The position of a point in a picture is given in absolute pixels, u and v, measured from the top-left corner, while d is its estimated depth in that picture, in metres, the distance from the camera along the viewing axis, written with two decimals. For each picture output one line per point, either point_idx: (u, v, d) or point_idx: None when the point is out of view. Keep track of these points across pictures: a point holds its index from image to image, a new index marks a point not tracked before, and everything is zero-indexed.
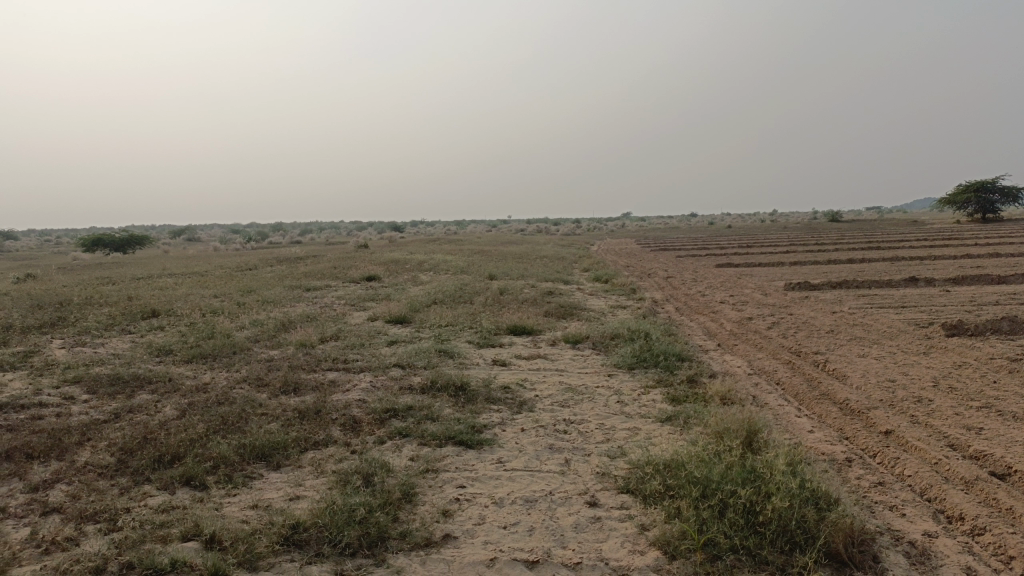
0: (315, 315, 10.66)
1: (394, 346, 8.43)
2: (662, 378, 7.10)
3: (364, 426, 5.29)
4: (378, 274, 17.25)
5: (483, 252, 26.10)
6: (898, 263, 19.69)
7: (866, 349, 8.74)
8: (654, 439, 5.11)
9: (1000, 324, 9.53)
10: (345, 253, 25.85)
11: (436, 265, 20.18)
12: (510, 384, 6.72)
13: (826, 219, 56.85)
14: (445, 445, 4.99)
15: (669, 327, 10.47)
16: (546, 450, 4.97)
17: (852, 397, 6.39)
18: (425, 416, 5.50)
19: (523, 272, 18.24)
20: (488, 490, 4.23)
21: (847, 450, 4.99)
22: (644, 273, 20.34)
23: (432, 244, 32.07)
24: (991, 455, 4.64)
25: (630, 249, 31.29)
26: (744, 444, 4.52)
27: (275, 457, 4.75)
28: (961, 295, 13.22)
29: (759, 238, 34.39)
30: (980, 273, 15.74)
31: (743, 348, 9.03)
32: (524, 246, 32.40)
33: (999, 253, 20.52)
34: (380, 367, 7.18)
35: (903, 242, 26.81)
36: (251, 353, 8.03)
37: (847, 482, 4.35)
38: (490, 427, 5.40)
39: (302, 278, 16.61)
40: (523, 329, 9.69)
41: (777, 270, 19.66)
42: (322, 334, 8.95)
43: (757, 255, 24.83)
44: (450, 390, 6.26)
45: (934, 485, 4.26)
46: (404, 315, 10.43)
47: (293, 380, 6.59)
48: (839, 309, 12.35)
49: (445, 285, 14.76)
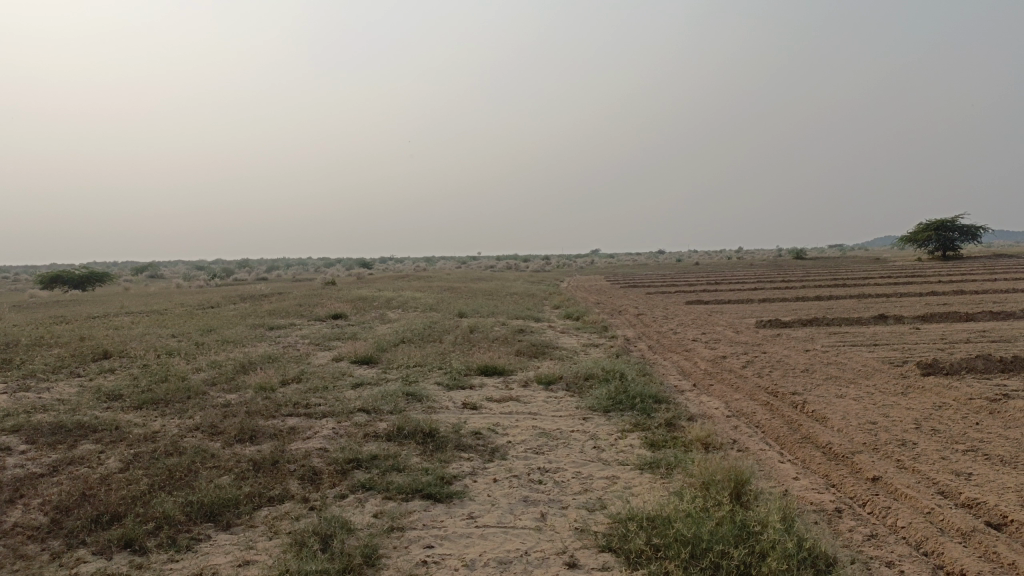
0: (277, 355, 10.24)
1: (359, 389, 8.07)
2: (639, 421, 6.83)
3: (324, 479, 4.93)
4: (344, 311, 16.85)
5: (452, 289, 25.80)
6: (865, 300, 19.80)
7: (844, 389, 8.58)
8: (634, 490, 4.81)
9: (974, 363, 9.46)
10: (312, 290, 25.39)
11: (404, 302, 19.79)
12: (481, 430, 6.40)
13: (791, 255, 57.75)
14: (411, 499, 4.64)
15: (644, 366, 10.24)
16: (520, 503, 4.64)
17: (835, 441, 6.17)
18: (390, 466, 5.15)
19: (493, 309, 17.95)
20: (458, 551, 3.90)
21: (836, 499, 4.74)
22: (615, 310, 20.18)
23: (401, 281, 31.75)
24: (985, 504, 4.42)
25: (600, 286, 31.19)
26: (731, 497, 4.25)
27: (226, 516, 4.37)
28: (932, 333, 13.21)
29: (726, 275, 34.60)
30: (947, 311, 15.83)
31: (719, 388, 8.82)
32: (493, 282, 32.20)
33: (964, 290, 20.80)
34: (344, 412, 6.82)
35: (868, 279, 27.08)
36: (207, 398, 7.60)
37: (840, 535, 4.09)
38: (460, 478, 5.06)
39: (265, 316, 16.13)
40: (494, 370, 9.37)
41: (747, 308, 19.63)
42: (284, 377, 8.55)
43: (726, 292, 24.90)
44: (418, 437, 5.92)
45: (930, 537, 4.01)
46: (370, 355, 10.06)
47: (250, 428, 6.20)
48: (813, 347, 12.24)
49: (413, 323, 14.42)
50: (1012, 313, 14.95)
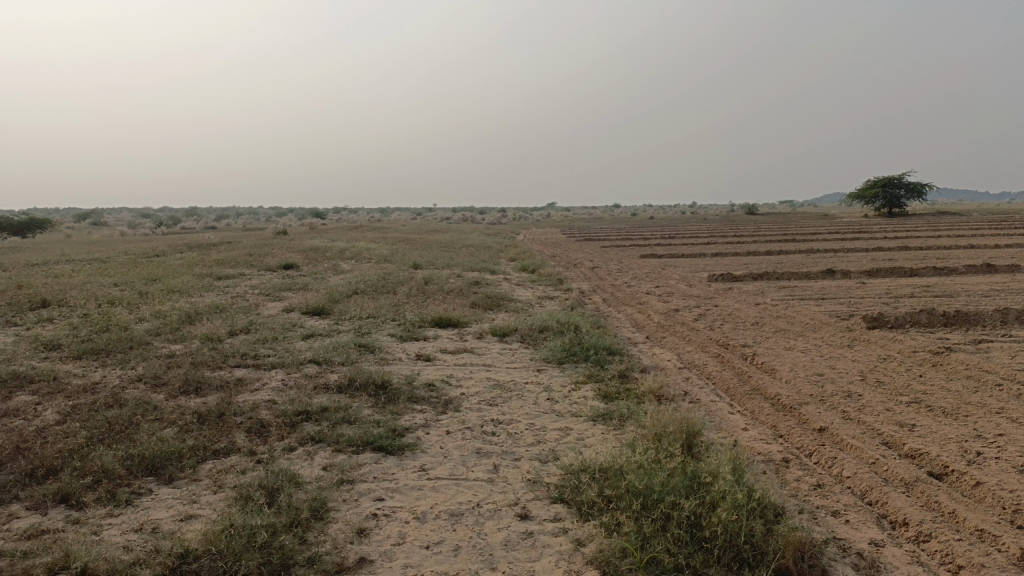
0: (225, 305, 9.98)
1: (310, 340, 7.91)
2: (593, 372, 6.84)
3: (272, 431, 4.82)
4: (296, 261, 16.51)
5: (407, 241, 25.50)
6: (815, 255, 20.20)
7: (793, 341, 8.73)
8: (587, 441, 4.82)
9: (918, 317, 9.71)
10: (262, 239, 24.81)
11: (357, 253, 19.49)
12: (435, 382, 6.33)
13: (743, 209, 58.52)
14: (362, 451, 4.56)
15: (598, 319, 10.27)
16: (472, 455, 4.61)
17: (784, 392, 6.27)
18: (341, 418, 5.05)
19: (448, 261, 17.80)
20: (409, 504, 3.84)
21: (783, 450, 4.82)
22: (571, 262, 20.21)
23: (355, 231, 31.26)
24: (928, 454, 4.54)
25: (556, 239, 31.17)
26: (683, 448, 4.27)
27: (169, 470, 4.24)
28: (878, 287, 13.53)
29: (680, 230, 34.92)
30: (892, 266, 16.23)
31: (672, 340, 8.90)
32: (449, 234, 31.93)
33: (909, 246, 21.36)
34: (294, 363, 6.67)
35: (818, 235, 27.62)
36: (150, 349, 7.36)
37: (787, 484, 4.15)
38: (412, 430, 5.00)
39: (213, 265, 15.71)
40: (449, 321, 9.29)
41: (700, 262, 19.84)
42: (231, 327, 8.33)
43: (680, 246, 25.14)
44: (369, 389, 5.82)
45: (874, 487, 4.11)
46: (322, 306, 9.88)
47: (196, 379, 6.02)
48: (763, 300, 12.43)
49: (367, 274, 14.22)
50: (954, 268, 15.40)
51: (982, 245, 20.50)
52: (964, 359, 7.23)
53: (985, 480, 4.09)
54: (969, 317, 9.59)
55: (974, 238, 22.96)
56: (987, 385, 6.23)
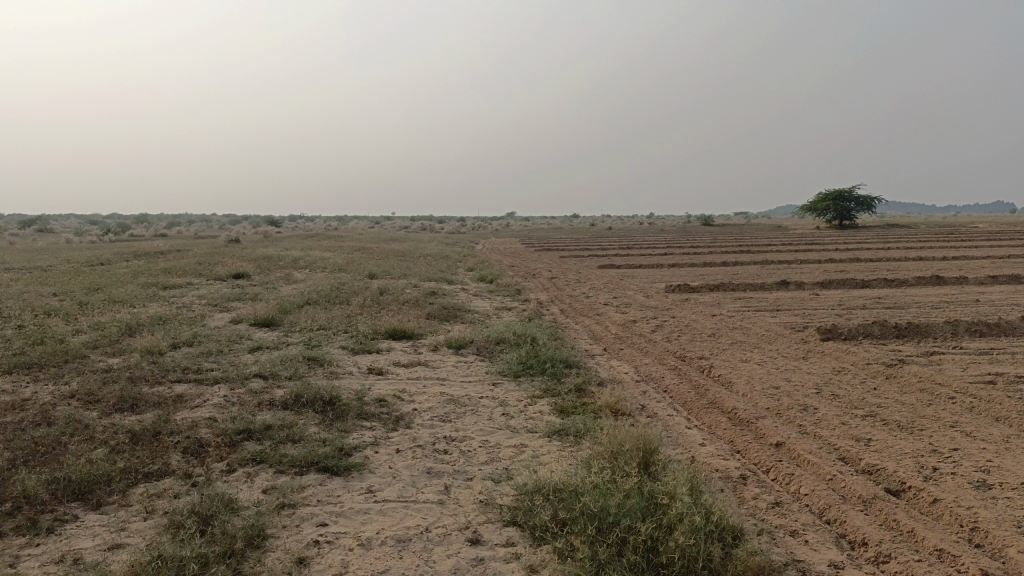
0: (170, 317, 9.60)
1: (258, 353, 7.62)
2: (550, 386, 6.70)
3: (211, 452, 4.56)
4: (247, 271, 16.08)
5: (364, 249, 25.15)
6: (769, 266, 20.45)
7: (749, 353, 8.72)
8: (542, 459, 4.67)
9: (871, 329, 9.81)
10: (214, 248, 24.20)
11: (312, 262, 19.08)
12: (386, 397, 6.12)
13: (699, 220, 59.32)
14: (306, 473, 4.34)
15: (556, 330, 10.15)
16: (423, 475, 4.42)
17: (741, 406, 6.21)
18: (285, 437, 4.82)
19: (405, 271, 17.55)
20: (354, 529, 3.64)
21: (741, 466, 4.73)
22: (529, 273, 20.14)
23: (310, 240, 30.77)
24: (884, 470, 4.50)
25: (514, 249, 31.05)
26: (640, 467, 4.14)
27: (97, 494, 3.96)
28: (831, 299, 13.69)
29: (637, 240, 35.13)
30: (844, 278, 16.49)
31: (629, 353, 8.81)
32: (407, 243, 31.60)
33: (860, 258, 21.77)
34: (239, 378, 6.39)
35: (772, 246, 28.05)
36: (86, 363, 6.99)
37: (744, 503, 4.06)
38: (360, 449, 4.79)
39: (160, 274, 15.22)
40: (403, 333, 9.07)
41: (657, 272, 19.92)
42: (175, 340, 8.00)
43: (638, 256, 25.28)
44: (317, 405, 5.58)
45: (832, 505, 4.04)
46: (272, 317, 9.57)
47: (132, 396, 5.71)
48: (719, 311, 12.47)
49: (321, 284, 13.90)
50: (903, 280, 15.69)
51: (929, 257, 20.99)
52: (917, 372, 7.29)
53: (941, 497, 4.05)
54: (920, 329, 9.71)
55: (921, 251, 23.52)
56: (939, 398, 6.26)
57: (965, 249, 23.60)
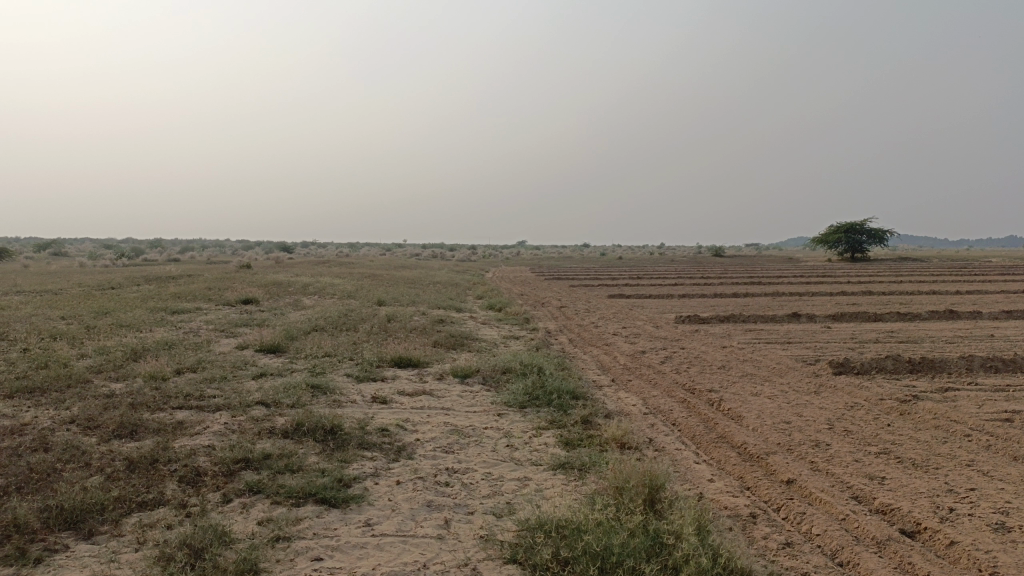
0: (175, 342, 9.57)
1: (261, 380, 7.55)
2: (555, 418, 6.59)
3: (207, 482, 4.48)
4: (256, 296, 16.08)
5: (373, 276, 25.16)
6: (780, 298, 20.27)
7: (759, 386, 8.58)
8: (546, 493, 4.55)
9: (884, 363, 9.65)
10: (224, 273, 24.24)
11: (321, 288, 19.07)
12: (389, 426, 6.03)
13: (710, 250, 59.24)
14: (303, 504, 4.25)
15: (563, 360, 10.04)
16: (423, 508, 4.32)
17: (750, 441, 6.08)
18: (284, 466, 4.74)
19: (413, 298, 17.51)
20: (349, 565, 3.54)
21: (750, 504, 4.60)
22: (538, 301, 20.10)
23: (321, 267, 30.83)
24: (899, 510, 4.36)
25: (523, 277, 30.98)
26: (646, 504, 4.02)
27: (89, 523, 3.88)
28: (842, 332, 13.53)
29: (648, 270, 35.03)
30: (856, 311, 16.32)
31: (637, 384, 8.69)
32: (417, 270, 31.62)
33: (872, 291, 21.57)
34: (241, 405, 6.32)
35: (783, 278, 27.86)
36: (89, 388, 6.94)
37: (754, 543, 3.93)
38: (360, 480, 4.69)
39: (168, 299, 15.24)
40: (408, 361, 8.99)
41: (667, 303, 19.79)
42: (179, 365, 7.95)
43: (648, 286, 25.17)
44: (317, 434, 5.50)
45: (845, 547, 3.90)
46: (277, 343, 9.52)
47: (132, 422, 5.65)
48: (729, 343, 12.33)
49: (328, 311, 13.84)
50: (917, 314, 15.50)
51: (943, 291, 20.77)
52: (931, 408, 7.13)
53: (958, 539, 3.91)
54: (934, 364, 9.54)
55: (935, 284, 23.29)
56: (955, 436, 6.11)
57: (978, 283, 23.35)
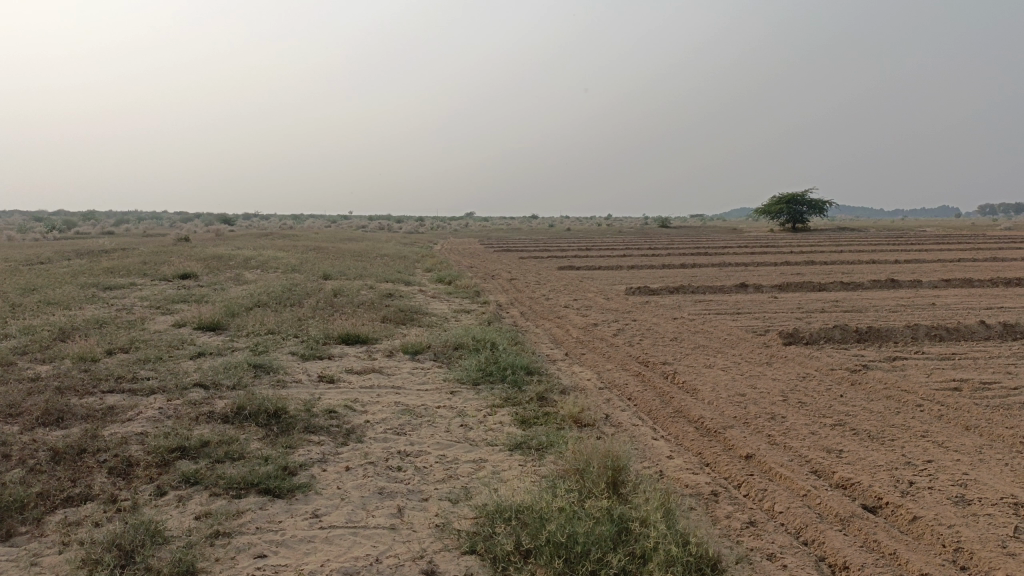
0: (107, 320, 9.06)
1: (200, 360, 7.16)
2: (510, 395, 6.40)
3: (141, 475, 4.16)
4: (194, 270, 15.44)
5: (318, 249, 24.56)
6: (727, 269, 20.47)
7: (711, 358, 8.56)
8: (503, 476, 4.37)
9: (832, 333, 9.74)
10: (161, 246, 23.31)
11: (263, 262, 18.47)
12: (337, 407, 5.75)
13: (656, 221, 59.76)
14: (244, 495, 3.97)
15: (515, 334, 9.86)
16: (374, 496, 4.08)
17: (707, 415, 5.99)
18: (224, 454, 4.44)
19: (361, 272, 17.07)
20: (296, 562, 3.30)
21: (711, 481, 4.49)
22: (488, 274, 19.88)
23: (264, 240, 29.94)
24: (859, 484, 4.32)
25: (471, 249, 30.62)
26: (609, 487, 3.86)
27: (7, 523, 3.55)
28: (789, 302, 13.67)
29: (595, 242, 35.04)
30: (801, 280, 16.55)
31: (591, 358, 8.59)
32: (363, 242, 30.98)
33: (815, 260, 21.99)
34: (178, 388, 5.96)
35: (729, 249, 28.22)
36: (11, 371, 6.47)
37: (717, 523, 3.83)
38: (306, 467, 4.43)
39: (100, 274, 14.54)
40: (356, 338, 8.69)
41: (617, 274, 19.75)
42: (110, 345, 7.49)
43: (597, 257, 25.21)
44: (260, 418, 5.19)
45: (810, 525, 3.83)
46: (217, 320, 9.08)
47: (58, 408, 5.25)
48: (680, 315, 12.31)
49: (272, 285, 13.37)
50: (859, 283, 15.80)
51: (882, 260, 21.27)
52: (881, 378, 7.18)
53: (921, 514, 3.87)
54: (880, 333, 9.67)
55: (874, 254, 23.88)
56: (907, 406, 6.14)
57: (915, 252, 23.98)
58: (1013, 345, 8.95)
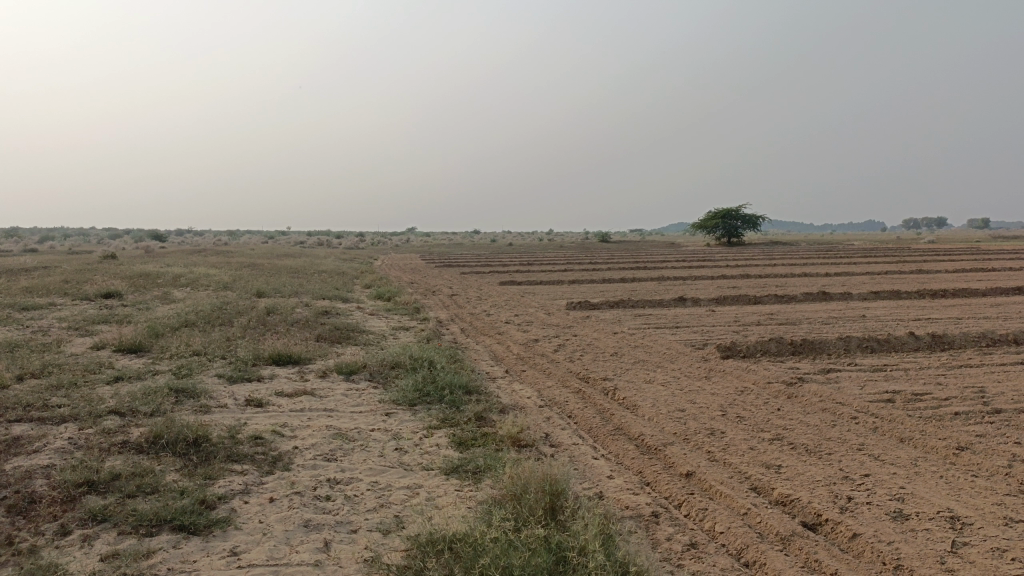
0: (19, 343, 8.50)
1: (117, 385, 6.75)
2: (447, 416, 6.21)
3: (43, 513, 3.83)
4: (119, 289, 14.75)
5: (254, 266, 23.88)
6: (666, 283, 20.68)
7: (651, 373, 8.53)
8: (438, 503, 4.18)
9: (768, 346, 9.85)
10: (86, 264, 22.29)
11: (194, 279, 17.83)
12: (264, 433, 5.46)
13: (597, 237, 60.27)
14: (156, 533, 3.67)
15: (455, 352, 9.67)
16: (299, 530, 3.84)
17: (647, 432, 5.92)
18: (136, 488, 4.13)
19: (297, 289, 16.60)
20: None
21: (651, 502, 4.39)
22: (429, 290, 19.63)
23: (196, 256, 28.94)
24: (799, 501, 4.27)
25: (413, 265, 30.22)
26: (547, 513, 3.72)
27: None
28: (726, 315, 13.84)
29: (536, 257, 35.12)
30: (737, 294, 16.83)
31: (531, 374, 8.47)
32: (300, 258, 30.33)
33: (750, 274, 22.44)
34: (91, 416, 5.58)
35: (668, 263, 28.61)
36: None
37: (658, 547, 3.72)
38: (227, 499, 4.16)
39: (16, 294, 13.73)
40: (288, 358, 8.36)
41: (558, 289, 19.73)
42: (20, 370, 7.00)
43: (538, 272, 25.23)
44: (179, 447, 4.87)
45: (751, 544, 3.76)
46: (139, 342, 8.63)
47: None
48: (620, 329, 12.30)
49: (202, 304, 12.87)
50: (793, 296, 16.14)
51: (814, 274, 21.83)
52: (817, 391, 7.25)
53: (860, 531, 3.84)
54: (814, 345, 9.82)
55: (807, 267, 24.55)
56: (842, 419, 6.19)
57: (845, 265, 24.71)
58: (940, 356, 9.20)
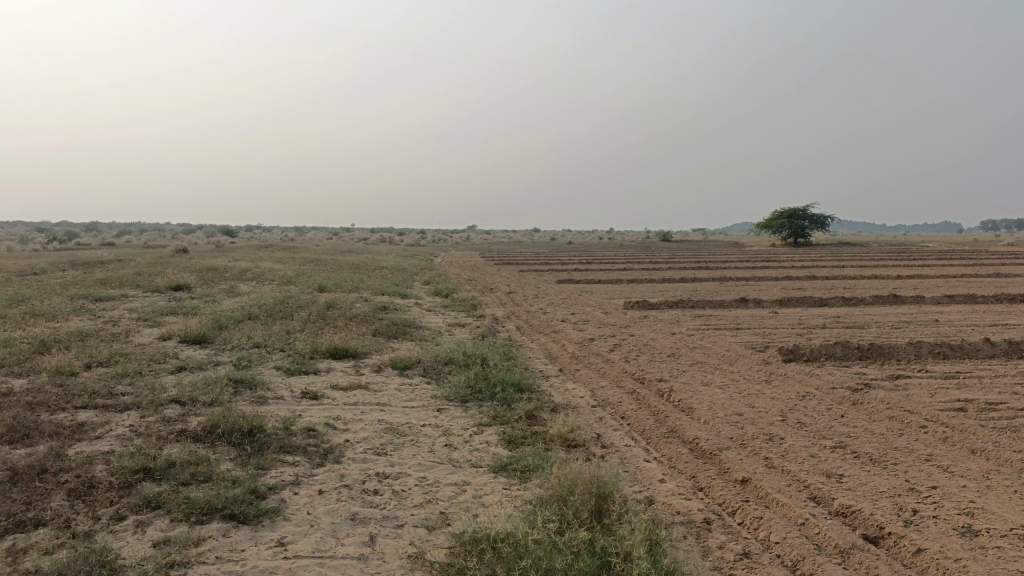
0: (91, 332, 8.83)
1: (179, 375, 6.94)
2: (499, 413, 6.17)
3: (102, 498, 3.94)
4: (188, 282, 15.22)
5: (318, 261, 24.35)
6: (728, 283, 20.22)
7: (709, 375, 8.33)
8: (484, 501, 4.15)
9: (833, 350, 9.50)
10: (159, 258, 23.09)
11: (259, 274, 18.30)
12: (317, 426, 5.53)
13: (658, 237, 59.48)
14: (207, 521, 3.74)
15: (509, 349, 9.63)
16: (346, 522, 3.86)
17: (702, 435, 5.76)
18: (190, 477, 4.23)
19: (357, 284, 16.84)
20: None
21: (704, 508, 4.26)
22: (487, 287, 19.67)
23: (263, 251, 29.70)
24: (861, 513, 4.08)
25: (472, 263, 30.35)
26: (593, 515, 3.64)
27: None
28: (789, 317, 13.43)
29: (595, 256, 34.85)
30: (802, 295, 16.34)
31: (585, 374, 8.37)
32: (362, 255, 30.75)
33: (817, 275, 21.79)
34: (153, 405, 5.74)
35: (731, 263, 28.03)
36: None
37: (708, 555, 3.60)
38: (277, 490, 4.21)
39: (92, 286, 14.30)
40: (345, 352, 8.47)
41: (617, 288, 19.51)
42: (89, 359, 7.26)
43: (597, 271, 25.02)
44: (233, 437, 4.97)
45: (807, 556, 3.60)
46: (203, 333, 8.87)
47: (25, 425, 5.02)
48: (679, 330, 12.06)
49: (265, 297, 13.19)
50: (860, 298, 15.60)
51: (885, 276, 21.06)
52: (884, 398, 6.95)
53: (925, 546, 3.64)
54: (882, 350, 9.43)
55: (878, 269, 23.67)
56: (910, 427, 5.90)
57: (918, 268, 23.75)
58: (1019, 363, 8.73)
